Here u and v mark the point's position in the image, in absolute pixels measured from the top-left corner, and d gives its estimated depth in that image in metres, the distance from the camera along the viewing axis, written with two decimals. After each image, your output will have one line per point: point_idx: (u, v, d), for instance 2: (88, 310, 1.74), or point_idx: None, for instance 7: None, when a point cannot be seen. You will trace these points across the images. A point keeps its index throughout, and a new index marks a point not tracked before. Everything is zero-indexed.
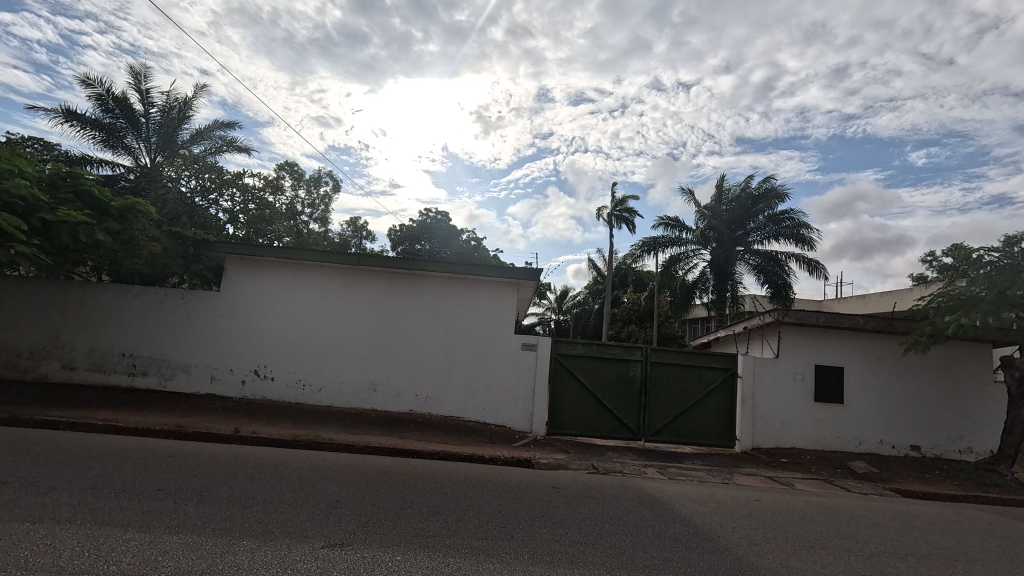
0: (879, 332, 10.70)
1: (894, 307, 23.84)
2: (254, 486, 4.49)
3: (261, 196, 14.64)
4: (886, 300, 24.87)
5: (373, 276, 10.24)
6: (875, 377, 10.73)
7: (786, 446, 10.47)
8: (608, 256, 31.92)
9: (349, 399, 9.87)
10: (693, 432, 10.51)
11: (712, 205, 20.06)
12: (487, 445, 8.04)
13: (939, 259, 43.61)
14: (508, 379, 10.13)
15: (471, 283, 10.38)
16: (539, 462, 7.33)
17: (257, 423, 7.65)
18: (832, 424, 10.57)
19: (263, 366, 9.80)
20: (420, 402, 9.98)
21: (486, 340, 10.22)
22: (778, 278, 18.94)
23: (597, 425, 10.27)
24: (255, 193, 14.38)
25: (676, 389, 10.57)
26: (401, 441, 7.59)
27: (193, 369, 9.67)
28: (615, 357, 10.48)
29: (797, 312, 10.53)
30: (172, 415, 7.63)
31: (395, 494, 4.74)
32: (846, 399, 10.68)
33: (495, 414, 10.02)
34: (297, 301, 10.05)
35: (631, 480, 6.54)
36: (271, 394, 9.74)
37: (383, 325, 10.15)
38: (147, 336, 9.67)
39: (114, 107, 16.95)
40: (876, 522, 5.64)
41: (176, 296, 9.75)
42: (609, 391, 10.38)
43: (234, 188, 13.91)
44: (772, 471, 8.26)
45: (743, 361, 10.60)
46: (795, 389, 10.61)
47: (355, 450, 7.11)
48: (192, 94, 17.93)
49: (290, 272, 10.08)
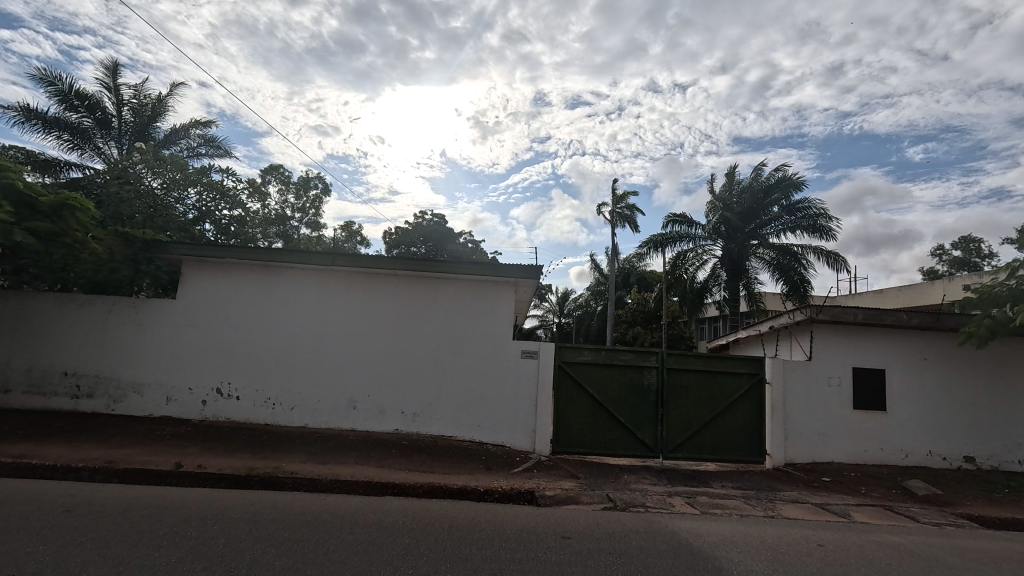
0: (924, 329, 9.47)
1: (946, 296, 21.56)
2: (151, 562, 3.27)
3: (234, 195, 13.10)
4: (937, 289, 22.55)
5: (352, 277, 9.05)
6: (921, 380, 9.51)
7: (823, 460, 9.26)
8: (610, 256, 30.81)
9: (326, 419, 8.65)
10: (718, 447, 9.28)
11: (723, 196, 18.87)
12: (482, 474, 6.82)
13: (949, 250, 42.34)
14: (507, 391, 8.92)
15: (462, 283, 9.19)
16: (543, 495, 6.12)
17: (208, 454, 6.45)
18: (874, 434, 9.36)
19: (227, 383, 8.60)
20: (407, 419, 8.76)
21: (481, 347, 9.02)
22: (795, 273, 17.70)
23: (608, 442, 9.04)
24: (226, 191, 12.89)
25: (697, 398, 9.36)
26: (378, 472, 6.38)
27: (147, 389, 8.48)
28: (628, 364, 9.27)
29: (831, 308, 9.31)
30: (106, 448, 6.44)
31: (352, 562, 3.56)
32: (889, 406, 9.46)
33: (494, 432, 8.79)
34: (266, 308, 8.86)
35: (657, 519, 5.32)
36: (237, 415, 8.52)
37: (364, 333, 8.94)
38: (93, 352, 8.48)
39: (82, 106, 15.74)
40: (976, 572, 4.42)
41: (126, 305, 8.57)
42: (621, 403, 9.16)
43: (202, 186, 12.42)
44: (817, 496, 7.04)
45: (772, 366, 9.39)
46: (830, 397, 9.40)
47: (321, 485, 5.90)
48: (166, 91, 16.78)
49: (257, 275, 8.89)
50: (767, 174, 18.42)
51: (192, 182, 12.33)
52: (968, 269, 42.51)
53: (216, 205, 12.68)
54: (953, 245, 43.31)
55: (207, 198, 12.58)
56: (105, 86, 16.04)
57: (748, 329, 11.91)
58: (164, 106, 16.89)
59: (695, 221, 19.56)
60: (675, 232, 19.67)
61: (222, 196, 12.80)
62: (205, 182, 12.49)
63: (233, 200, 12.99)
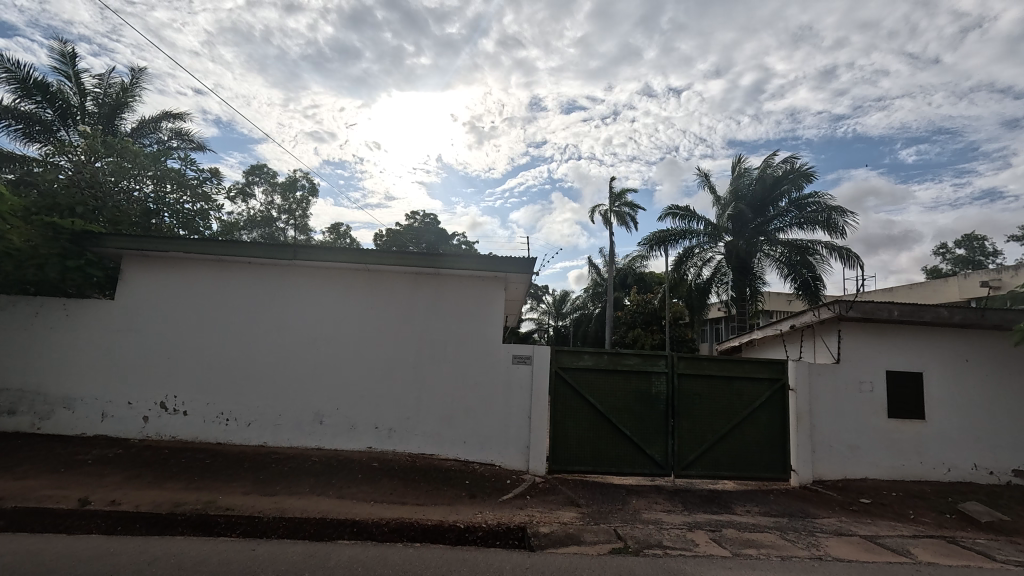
0: (965, 327, 8.43)
1: (968, 296, 20.45)
2: None
3: (194, 184, 11.55)
4: (959, 289, 21.45)
5: (318, 273, 7.93)
6: (963, 384, 8.46)
7: (854, 477, 8.17)
8: (608, 257, 29.82)
9: (287, 437, 7.51)
10: (737, 462, 8.18)
11: (733, 187, 17.85)
12: (464, 504, 5.71)
13: (952, 249, 41.54)
14: (497, 402, 7.80)
15: (445, 279, 8.10)
16: (537, 532, 5.00)
17: (130, 485, 5.31)
18: (911, 446, 8.29)
19: (172, 396, 7.45)
20: (382, 436, 7.63)
21: (465, 351, 7.92)
22: (805, 270, 16.58)
23: (612, 458, 7.94)
24: (184, 180, 11.35)
25: (712, 407, 8.27)
26: (335, 504, 5.26)
27: (80, 404, 7.32)
28: (634, 369, 8.19)
29: (863, 304, 8.24)
30: (6, 479, 5.29)
31: None
32: (927, 413, 8.39)
33: (481, 450, 7.68)
34: (220, 309, 7.72)
35: (679, 567, 4.20)
36: (183, 432, 7.37)
37: (332, 338, 7.82)
38: (17, 362, 7.33)
39: (41, 96, 14.66)
40: None
41: (55, 307, 7.42)
42: (627, 414, 8.07)
43: (154, 174, 10.93)
44: (862, 525, 5.95)
45: (796, 369, 8.32)
46: (861, 404, 8.34)
47: (262, 525, 4.77)
48: (131, 79, 15.74)
49: (210, 272, 7.77)
50: (778, 165, 17.40)
51: (148, 171, 10.86)
52: (972, 268, 41.68)
53: (174, 196, 11.17)
54: (957, 244, 42.49)
55: (165, 188, 11.04)
56: (66, 75, 14.99)
57: (765, 328, 10.86)
58: (131, 96, 15.80)
59: (698, 215, 18.49)
60: (677, 228, 18.60)
61: (181, 186, 11.27)
62: (159, 170, 11.03)
63: (196, 192, 11.50)
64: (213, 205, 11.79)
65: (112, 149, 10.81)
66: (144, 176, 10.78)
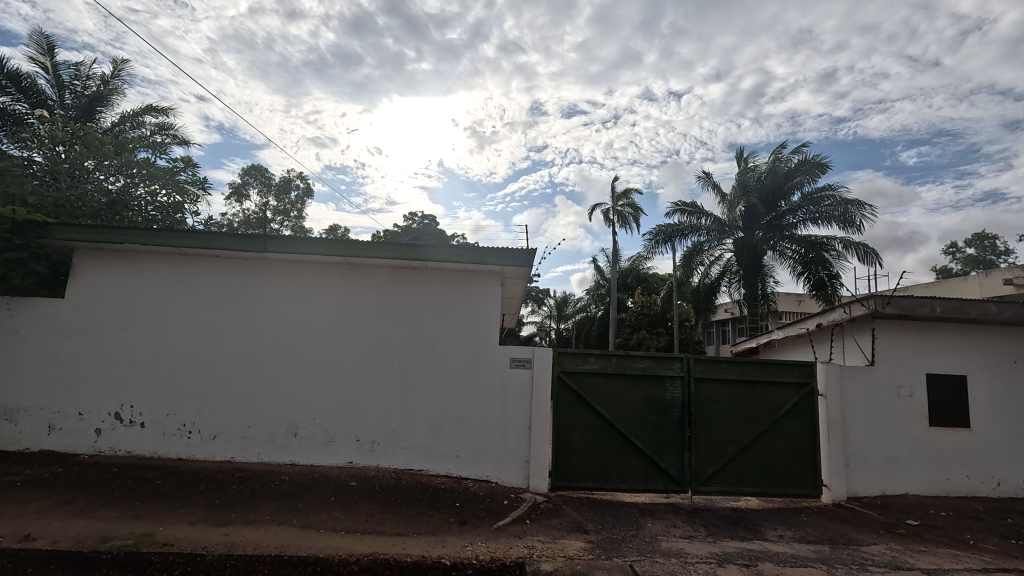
0: (1012, 325, 7.62)
1: (989, 295, 19.59)
2: None
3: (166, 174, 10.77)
4: (976, 289, 20.60)
5: (293, 268, 7.13)
6: (1011, 388, 7.64)
7: (892, 493, 7.33)
8: (611, 257, 29.05)
9: (257, 451, 6.69)
10: (761, 477, 7.33)
11: (742, 180, 17.09)
12: (452, 534, 4.87)
13: (963, 248, 40.62)
14: (492, 410, 6.98)
15: (434, 273, 7.30)
16: (537, 571, 4.16)
17: (55, 516, 4.48)
18: (955, 458, 7.45)
19: (128, 407, 6.64)
20: (364, 449, 6.80)
21: (457, 354, 7.10)
22: (820, 268, 15.72)
23: (622, 473, 7.12)
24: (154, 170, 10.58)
25: (733, 416, 7.43)
26: (298, 536, 4.44)
27: (23, 416, 6.52)
28: (646, 373, 7.38)
29: (900, 300, 7.41)
30: None
31: None
32: (971, 422, 7.56)
33: (475, 464, 6.85)
34: (184, 309, 6.92)
35: None
36: (140, 447, 6.55)
37: (308, 340, 7.00)
38: None
39: (15, 90, 13.91)
40: None
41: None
42: (637, 423, 7.26)
43: (121, 165, 10.18)
44: (918, 556, 5.10)
45: (827, 373, 7.49)
46: (899, 411, 7.49)
47: (204, 567, 3.93)
48: (112, 71, 15.05)
49: (173, 268, 6.99)
50: (788, 156, 16.60)
51: (117, 160, 10.16)
52: (983, 268, 40.72)
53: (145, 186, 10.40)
54: (966, 243, 41.55)
55: (134, 179, 10.29)
56: (42, 67, 14.24)
57: (786, 329, 10.06)
58: (112, 90, 15.11)
59: (705, 211, 17.69)
60: (684, 224, 17.79)
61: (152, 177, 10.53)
62: (126, 160, 10.28)
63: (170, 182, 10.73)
64: (189, 196, 10.99)
65: (77, 135, 10.12)
66: (114, 164, 10.06)
